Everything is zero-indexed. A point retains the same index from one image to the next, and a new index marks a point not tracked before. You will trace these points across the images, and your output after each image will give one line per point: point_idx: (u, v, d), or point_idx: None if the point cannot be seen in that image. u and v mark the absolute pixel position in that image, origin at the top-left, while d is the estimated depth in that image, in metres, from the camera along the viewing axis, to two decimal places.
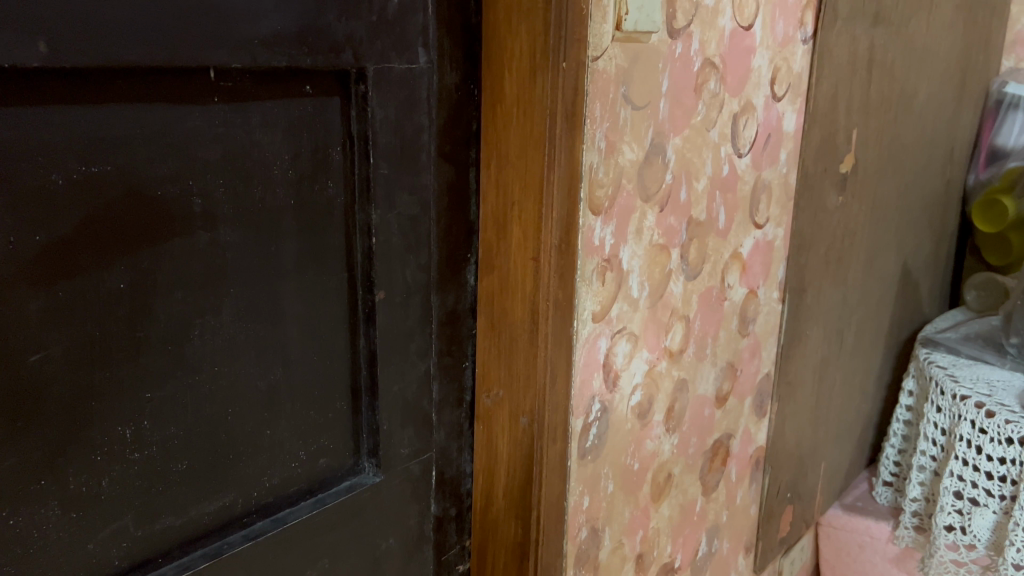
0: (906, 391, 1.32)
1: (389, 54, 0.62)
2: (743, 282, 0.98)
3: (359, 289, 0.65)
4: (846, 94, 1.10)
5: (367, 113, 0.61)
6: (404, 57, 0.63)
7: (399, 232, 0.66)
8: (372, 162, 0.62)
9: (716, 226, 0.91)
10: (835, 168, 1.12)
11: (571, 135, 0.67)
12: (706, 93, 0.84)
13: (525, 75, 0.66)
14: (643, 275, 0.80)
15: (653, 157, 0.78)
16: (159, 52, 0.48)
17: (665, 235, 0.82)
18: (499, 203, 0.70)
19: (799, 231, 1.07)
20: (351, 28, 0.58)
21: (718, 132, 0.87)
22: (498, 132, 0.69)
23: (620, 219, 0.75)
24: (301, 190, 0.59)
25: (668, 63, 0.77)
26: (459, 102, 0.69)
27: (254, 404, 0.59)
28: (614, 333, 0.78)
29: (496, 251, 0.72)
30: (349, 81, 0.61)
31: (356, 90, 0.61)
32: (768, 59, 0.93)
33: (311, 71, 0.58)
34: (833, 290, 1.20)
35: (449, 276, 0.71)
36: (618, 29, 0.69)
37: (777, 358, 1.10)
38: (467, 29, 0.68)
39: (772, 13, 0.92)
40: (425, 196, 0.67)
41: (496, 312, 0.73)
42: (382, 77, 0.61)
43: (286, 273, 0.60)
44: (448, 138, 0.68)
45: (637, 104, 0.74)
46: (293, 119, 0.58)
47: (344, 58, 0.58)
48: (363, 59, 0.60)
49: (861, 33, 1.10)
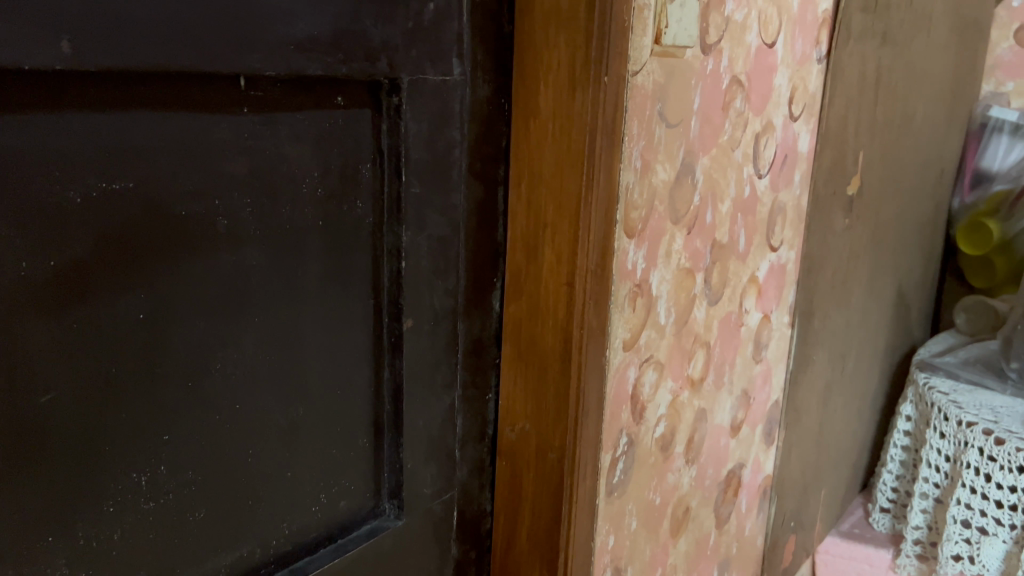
0: (904, 416, 1.32)
1: (424, 64, 0.57)
2: (758, 306, 0.95)
3: (385, 317, 0.60)
4: (855, 114, 1.08)
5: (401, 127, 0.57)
6: (439, 68, 0.58)
7: (430, 255, 0.61)
8: (404, 180, 0.58)
9: (737, 249, 0.87)
10: (842, 191, 1.10)
11: (610, 153, 0.63)
12: (732, 112, 0.80)
13: (563, 90, 0.62)
14: (671, 300, 0.76)
15: (683, 177, 0.74)
16: (191, 55, 0.43)
17: (691, 258, 0.78)
18: (529, 225, 0.66)
19: (809, 253, 1.05)
20: (387, 34, 0.54)
21: (742, 152, 0.84)
22: (530, 149, 0.65)
23: (652, 241, 0.71)
24: (330, 210, 0.55)
25: (700, 80, 0.73)
26: (490, 117, 0.64)
27: (276, 443, 0.54)
28: (642, 362, 0.74)
29: (525, 276, 0.67)
30: (380, 93, 0.56)
31: (388, 103, 0.56)
32: (788, 78, 0.91)
33: (343, 81, 0.53)
34: (837, 313, 1.17)
35: (475, 303, 0.67)
36: (657, 42, 0.66)
37: (785, 386, 1.07)
38: (500, 40, 0.64)
39: (792, 31, 0.89)
40: (455, 218, 0.62)
41: (524, 340, 0.68)
42: (414, 88, 0.57)
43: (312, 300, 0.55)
44: (478, 155, 0.64)
45: (670, 122, 0.70)
46: (323, 132, 0.53)
47: (379, 67, 0.54)
48: (398, 68, 0.55)
49: (870, 53, 1.08)
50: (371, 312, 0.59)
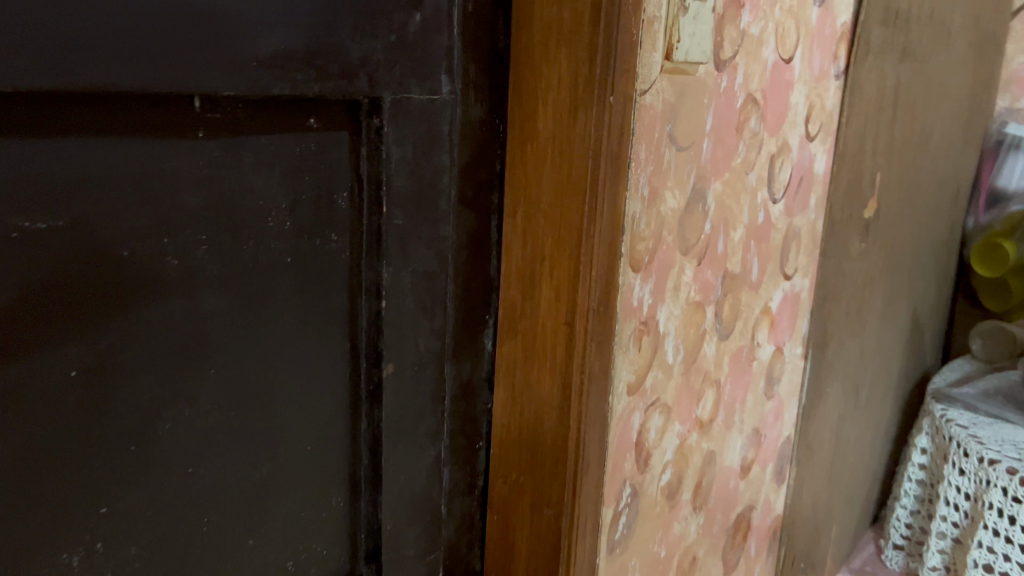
0: (919, 449, 1.26)
1: (410, 82, 0.51)
2: (771, 338, 0.89)
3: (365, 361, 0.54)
4: (873, 134, 1.02)
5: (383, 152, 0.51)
6: (426, 86, 0.52)
7: (416, 293, 0.55)
8: (386, 211, 0.51)
9: (749, 279, 0.81)
10: (859, 214, 1.04)
11: (614, 181, 0.57)
12: (746, 133, 0.74)
13: (564, 111, 0.56)
14: (679, 338, 0.70)
15: (693, 205, 0.68)
16: (133, 73, 0.37)
17: (701, 291, 0.72)
18: (526, 258, 0.60)
19: (823, 281, 0.99)
20: (368, 48, 0.47)
21: (756, 175, 0.78)
22: (528, 175, 0.59)
23: (659, 275, 0.65)
24: (301, 246, 0.48)
25: (713, 99, 0.67)
26: (484, 139, 0.58)
27: (237, 509, 0.48)
28: (647, 406, 0.67)
29: (521, 314, 0.61)
30: (360, 113, 0.50)
31: (368, 125, 0.50)
32: (805, 95, 0.85)
33: (317, 100, 0.47)
34: (852, 342, 1.11)
35: (465, 343, 0.60)
36: (668, 58, 0.60)
37: (797, 421, 1.01)
38: (494, 54, 0.58)
39: (810, 46, 0.83)
40: (445, 252, 0.56)
41: (519, 384, 0.62)
42: (398, 108, 0.51)
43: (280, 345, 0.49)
44: (470, 182, 0.58)
45: (681, 144, 0.64)
46: (293, 159, 0.47)
47: (358, 85, 0.48)
48: (380, 86, 0.49)
49: (889, 68, 1.02)
50: (348, 356, 0.53)
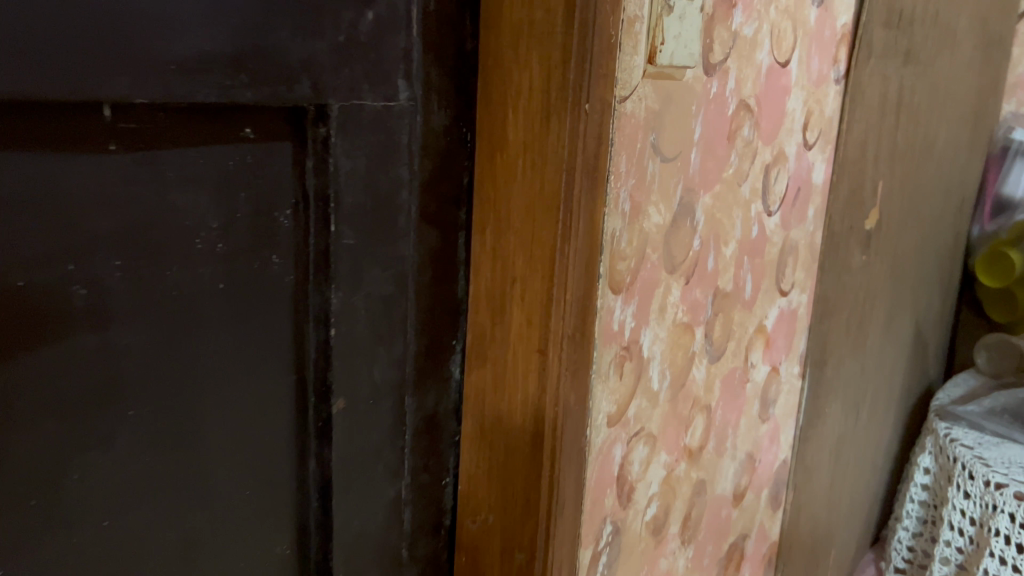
0: (921, 469, 1.21)
1: (362, 88, 0.46)
2: (766, 358, 0.84)
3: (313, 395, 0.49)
4: (875, 141, 0.97)
5: (331, 165, 0.46)
6: (381, 92, 0.47)
7: (370, 319, 0.50)
8: (334, 231, 0.46)
9: (743, 297, 0.76)
10: (860, 226, 0.99)
11: (591, 197, 0.52)
12: (739, 141, 0.69)
13: (536, 119, 0.51)
14: (665, 362, 0.65)
15: (681, 220, 0.63)
16: (28, 77, 0.32)
17: (689, 311, 0.67)
18: (495, 279, 0.55)
19: (822, 296, 0.94)
20: (313, 50, 0.43)
21: (750, 187, 0.73)
22: (497, 190, 0.54)
23: (643, 296, 0.60)
24: (237, 270, 0.44)
25: (702, 105, 0.62)
26: (448, 149, 0.54)
27: (164, 564, 0.43)
28: (630, 438, 0.62)
29: (490, 340, 0.56)
30: (305, 122, 0.45)
31: (314, 135, 0.45)
32: (802, 101, 0.80)
33: (254, 108, 0.42)
34: (852, 359, 1.06)
35: (428, 371, 0.55)
36: (652, 62, 0.55)
37: (794, 443, 0.96)
38: (460, 57, 0.53)
39: (808, 48, 0.78)
40: (404, 274, 0.52)
41: (489, 416, 0.57)
42: (348, 116, 0.46)
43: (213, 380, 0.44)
44: (432, 197, 0.53)
45: (666, 155, 0.59)
46: (225, 174, 0.42)
47: (300, 92, 0.43)
48: (326, 92, 0.44)
49: (893, 73, 0.97)
50: (293, 389, 0.48)
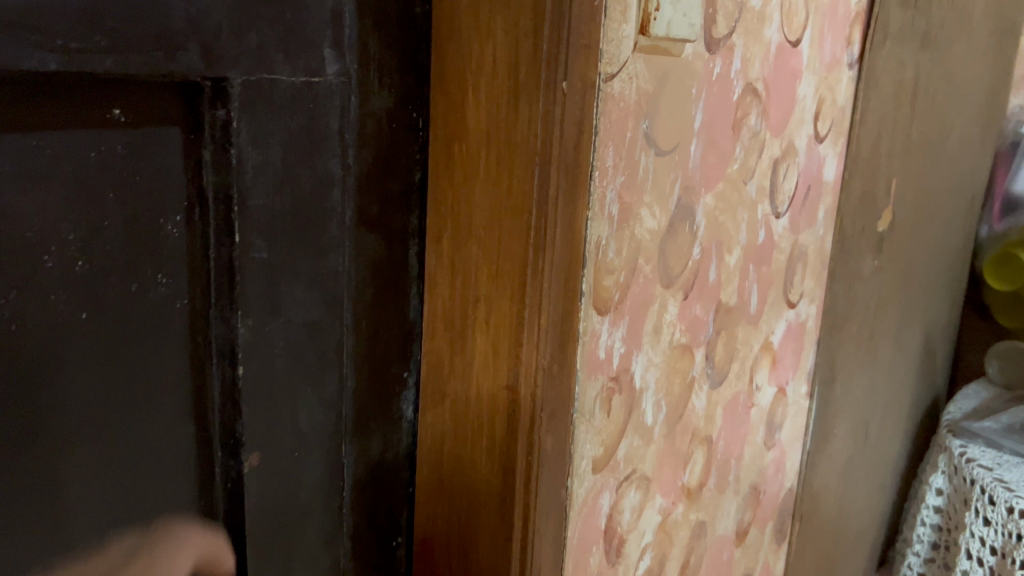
0: (933, 490, 1.12)
1: (274, 58, 0.36)
2: (772, 379, 0.74)
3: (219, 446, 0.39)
4: (889, 135, 0.88)
5: (234, 158, 0.36)
6: (299, 65, 0.38)
7: (292, 350, 0.40)
8: (239, 240, 0.37)
9: (748, 312, 0.66)
10: (872, 228, 0.89)
11: (570, 197, 0.42)
12: (746, 132, 0.59)
13: (501, 102, 0.41)
14: (660, 392, 0.56)
15: (678, 225, 0.53)
16: None
17: (688, 331, 0.57)
18: (453, 299, 0.45)
19: (832, 306, 0.85)
20: (204, 6, 0.32)
21: (756, 185, 0.63)
22: (455, 190, 0.44)
23: (634, 316, 0.50)
24: (109, 295, 0.34)
25: (703, 88, 0.53)
26: (392, 139, 0.44)
27: None
28: (620, 483, 0.53)
29: (447, 373, 0.46)
30: (200, 102, 0.35)
31: (211, 119, 0.35)
32: (814, 87, 0.70)
33: (124, 83, 0.32)
34: (862, 374, 0.97)
35: (371, 410, 0.46)
36: (644, 33, 0.45)
37: (801, 469, 0.87)
38: (407, 25, 0.43)
39: (821, 27, 0.69)
40: (335, 293, 0.42)
41: (446, 464, 0.47)
42: (256, 94, 0.36)
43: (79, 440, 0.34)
44: (373, 199, 0.43)
45: (662, 148, 0.49)
46: (85, 170, 0.32)
47: (186, 60, 0.33)
48: (223, 62, 0.34)
49: (909, 58, 0.87)
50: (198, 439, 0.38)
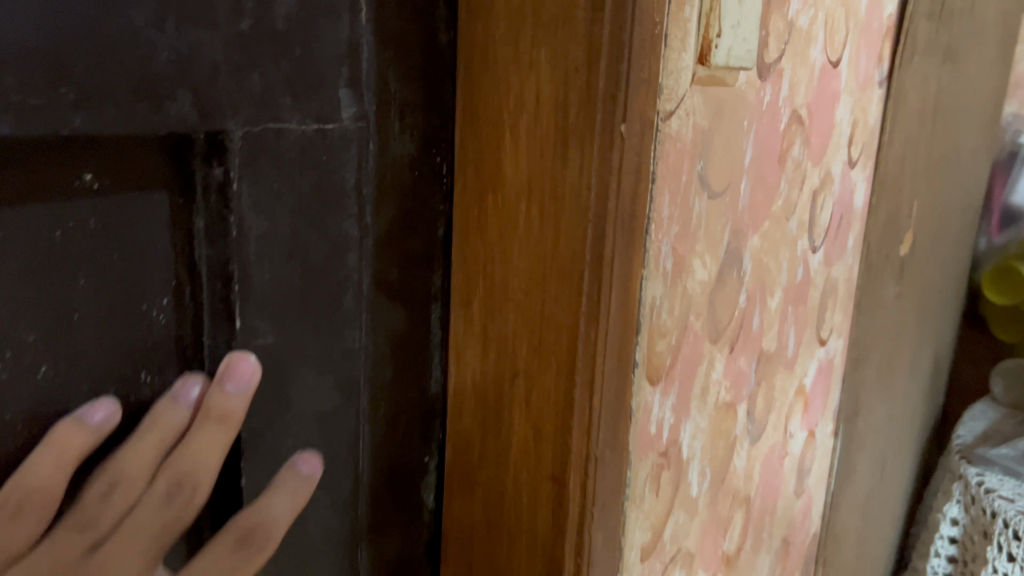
0: (948, 519, 1.07)
1: (281, 100, 0.30)
2: (804, 423, 0.69)
3: (246, 401, 0.32)
4: (913, 155, 0.83)
5: (234, 227, 0.31)
6: (310, 111, 0.32)
7: (302, 446, 0.35)
8: (238, 322, 0.32)
9: (786, 356, 0.61)
10: (895, 254, 0.84)
11: (626, 256, 0.36)
12: (790, 164, 0.54)
13: (545, 145, 0.35)
14: (705, 459, 0.50)
15: (727, 272, 0.47)
16: None
17: (733, 387, 0.52)
18: (486, 373, 0.39)
19: (857, 338, 0.79)
20: (195, 44, 0.27)
21: (797, 220, 0.57)
22: (489, 247, 0.38)
23: (684, 379, 0.44)
24: (82, 389, 0.29)
25: (754, 119, 0.47)
26: (414, 189, 0.38)
27: None
28: (666, 565, 0.47)
29: (478, 457, 0.40)
30: (191, 157, 0.30)
31: (205, 179, 0.31)
32: (849, 109, 0.65)
33: (94, 144, 0.27)
34: (882, 405, 0.92)
35: (389, 495, 0.41)
36: (703, 62, 0.39)
37: (826, 511, 0.82)
38: (432, 57, 0.37)
39: (857, 44, 0.63)
40: (354, 376, 0.37)
41: (478, 561, 0.40)
42: (259, 147, 0.30)
43: (87, 406, 0.29)
44: (394, 260, 0.38)
45: (715, 190, 0.43)
46: (50, 254, 0.27)
47: (176, 110, 0.27)
48: (220, 109, 0.28)
49: (932, 73, 0.82)
50: (215, 411, 0.32)
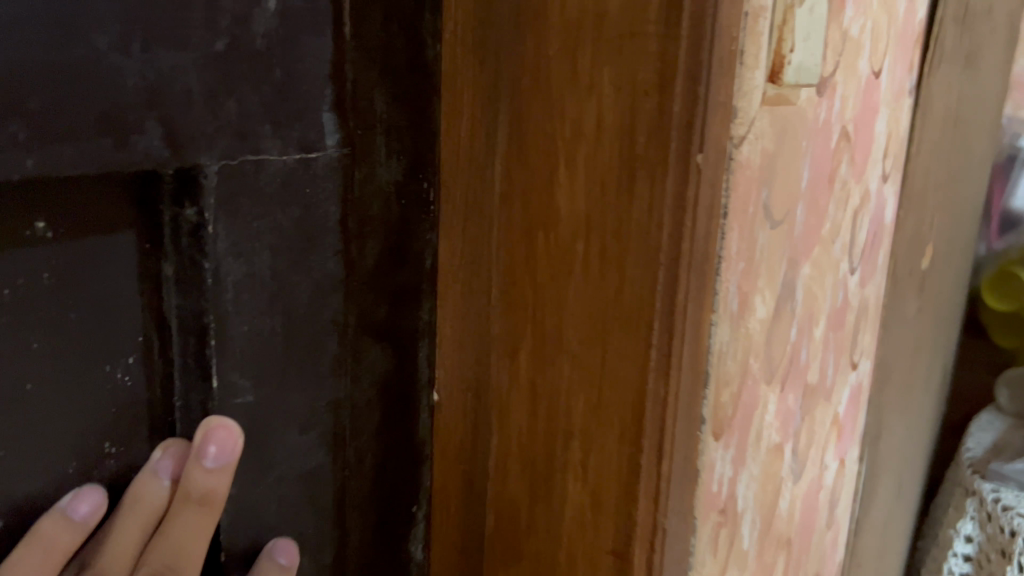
0: (961, 537, 1.04)
1: (262, 132, 0.29)
2: (836, 453, 0.65)
3: (230, 466, 0.31)
4: (935, 165, 0.80)
5: (208, 274, 0.30)
6: (293, 139, 0.31)
7: (280, 492, 0.35)
8: (213, 368, 0.31)
9: (825, 386, 0.57)
10: (917, 268, 0.81)
11: (699, 303, 0.32)
12: (837, 184, 0.50)
13: (609, 179, 0.31)
14: (757, 508, 0.46)
15: (782, 306, 0.43)
16: None
17: (781, 426, 0.48)
18: (535, 435, 0.34)
19: (882, 358, 0.76)
20: (171, 69, 0.26)
21: (841, 243, 0.54)
22: (538, 293, 0.33)
23: (743, 427, 0.40)
24: (46, 449, 0.29)
25: (810, 139, 0.43)
26: (401, 218, 0.36)
27: None
28: None
29: (526, 528, 0.35)
30: (159, 199, 0.30)
31: (176, 221, 0.30)
32: (886, 121, 0.61)
33: (51, 191, 0.27)
34: (901, 424, 0.89)
35: (385, 542, 0.39)
36: (773, 81, 0.35)
37: (850, 539, 0.78)
38: (419, 75, 0.35)
39: (895, 52, 0.60)
40: (339, 422, 0.36)
41: None
42: (235, 188, 0.30)
43: (71, 498, 0.29)
44: (387, 300, 0.36)
45: (776, 219, 0.39)
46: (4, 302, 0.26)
47: (144, 144, 0.26)
48: (195, 146, 0.27)
49: (955, 80, 0.79)
50: (193, 485, 0.31)
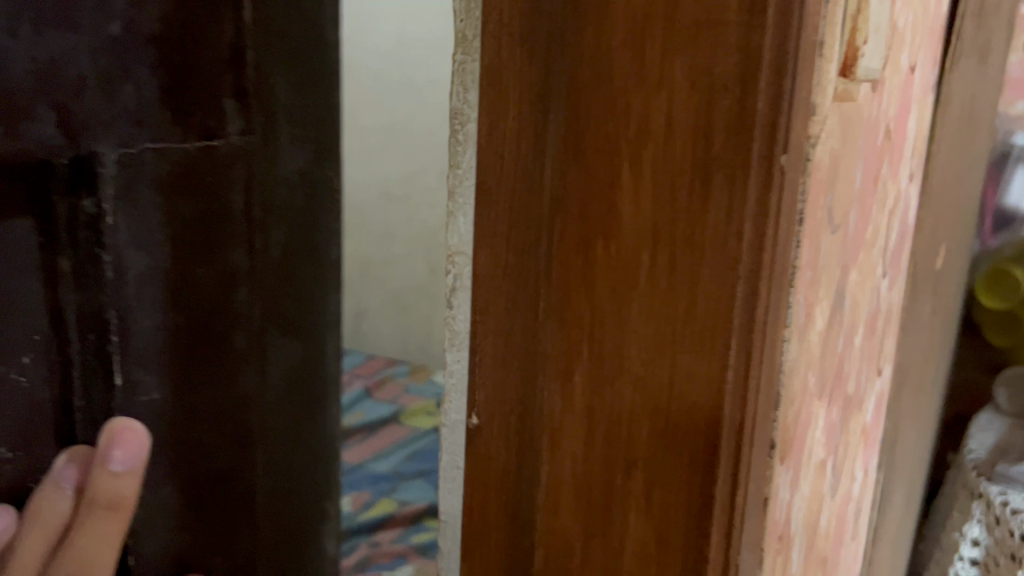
0: (968, 540, 1.03)
1: (168, 127, 0.33)
2: (863, 462, 0.63)
3: (127, 468, 0.34)
4: (949, 164, 0.77)
5: (110, 266, 0.33)
6: (194, 128, 0.34)
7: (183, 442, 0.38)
8: (116, 351, 0.34)
9: (858, 396, 0.55)
10: (931, 270, 0.79)
11: (775, 316, 0.29)
12: (878, 186, 0.48)
13: (681, 183, 0.28)
14: (806, 527, 0.43)
15: (835, 315, 0.41)
16: None
17: (827, 441, 0.45)
18: (592, 465, 0.31)
19: (900, 363, 0.74)
20: (60, 53, 0.29)
21: (878, 246, 0.51)
22: (596, 309, 0.30)
23: (801, 445, 0.38)
24: None
25: (863, 139, 0.40)
26: (266, 174, 0.39)
27: None
28: None
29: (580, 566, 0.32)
30: (50, 191, 0.31)
31: (72, 212, 0.32)
32: (914, 118, 0.59)
33: None
34: (913, 428, 0.87)
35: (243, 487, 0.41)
36: (844, 75, 0.32)
37: (869, 547, 0.76)
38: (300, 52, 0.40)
39: (924, 46, 0.57)
40: (247, 410, 0.41)
41: None
42: (132, 181, 0.33)
43: None
44: (287, 298, 0.43)
45: (836, 224, 0.37)
46: None
47: (35, 131, 0.29)
48: (91, 134, 0.30)
49: (970, 76, 0.77)
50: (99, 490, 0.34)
